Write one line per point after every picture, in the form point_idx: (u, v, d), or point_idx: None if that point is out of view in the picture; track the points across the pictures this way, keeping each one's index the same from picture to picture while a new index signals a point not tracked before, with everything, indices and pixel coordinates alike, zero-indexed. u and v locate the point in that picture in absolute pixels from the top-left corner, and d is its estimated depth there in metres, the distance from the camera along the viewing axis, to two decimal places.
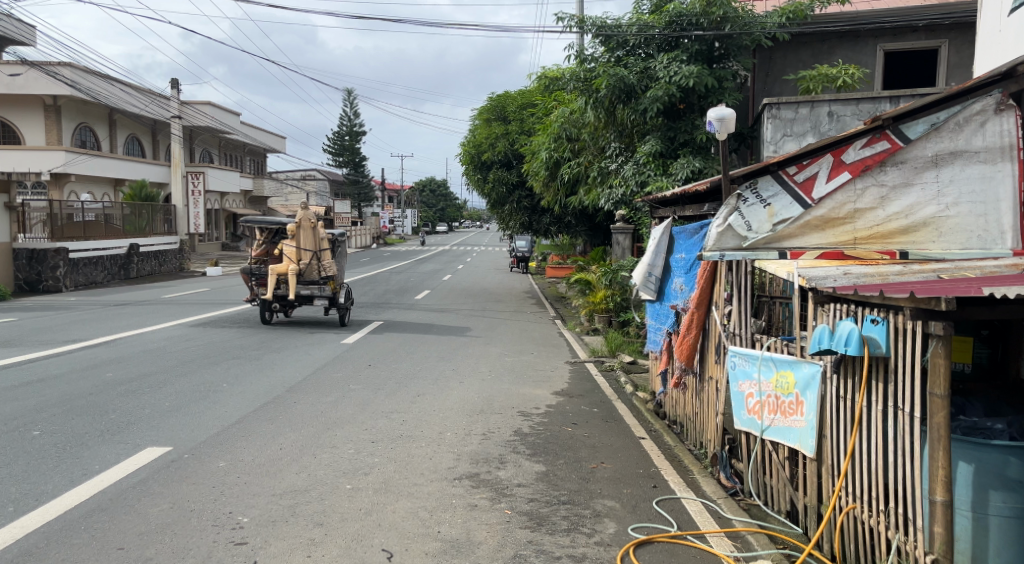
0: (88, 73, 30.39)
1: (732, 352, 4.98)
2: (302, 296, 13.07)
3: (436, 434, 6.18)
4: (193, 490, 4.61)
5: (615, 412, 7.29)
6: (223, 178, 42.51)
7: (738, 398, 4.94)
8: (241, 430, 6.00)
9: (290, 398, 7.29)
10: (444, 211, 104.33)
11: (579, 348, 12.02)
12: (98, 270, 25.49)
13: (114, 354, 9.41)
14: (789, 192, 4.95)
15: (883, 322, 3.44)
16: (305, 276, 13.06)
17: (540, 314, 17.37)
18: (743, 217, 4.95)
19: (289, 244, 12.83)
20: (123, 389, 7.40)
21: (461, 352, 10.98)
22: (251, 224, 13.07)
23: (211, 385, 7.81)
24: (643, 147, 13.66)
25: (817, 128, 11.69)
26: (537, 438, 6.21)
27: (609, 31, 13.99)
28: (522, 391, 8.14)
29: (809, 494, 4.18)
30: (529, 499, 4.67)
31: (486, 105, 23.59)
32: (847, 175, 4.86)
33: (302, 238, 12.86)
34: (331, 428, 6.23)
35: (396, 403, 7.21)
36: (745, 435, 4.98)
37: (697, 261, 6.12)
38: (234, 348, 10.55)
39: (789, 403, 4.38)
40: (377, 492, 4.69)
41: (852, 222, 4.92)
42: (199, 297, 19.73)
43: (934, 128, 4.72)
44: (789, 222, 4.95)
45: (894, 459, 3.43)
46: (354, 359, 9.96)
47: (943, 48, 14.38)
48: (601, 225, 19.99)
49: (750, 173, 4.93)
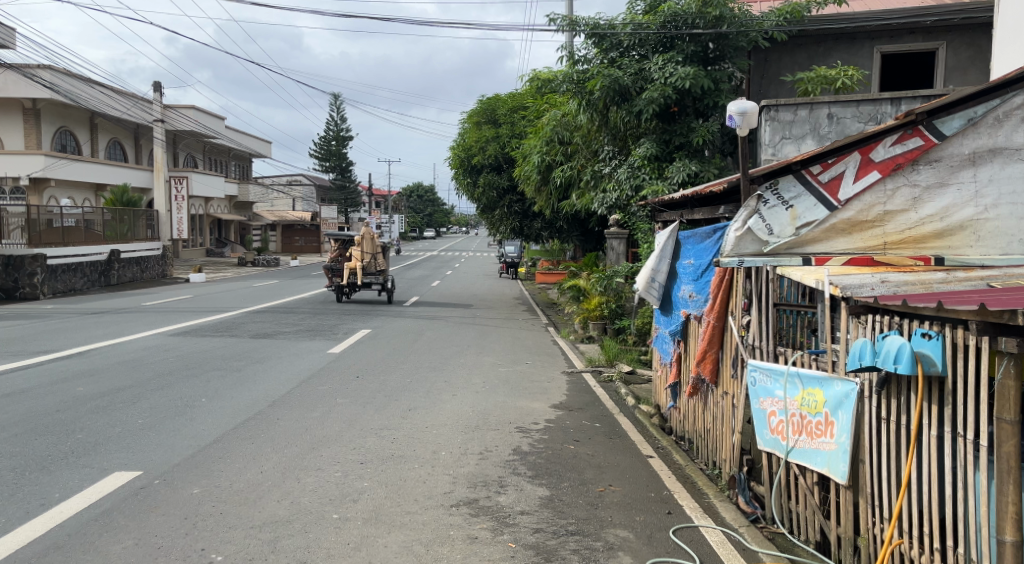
0: (68, 76, 29.71)
1: (753, 367, 4.59)
2: (364, 284, 19.05)
3: (429, 453, 5.74)
4: (163, 521, 4.14)
5: (618, 427, 6.88)
6: (208, 184, 41.81)
7: (759, 416, 4.56)
8: (218, 451, 5.53)
9: (273, 414, 6.82)
10: (431, 216, 103.84)
11: (575, 358, 11.61)
12: (78, 277, 24.78)
13: (86, 366, 8.87)
14: (814, 193, 4.60)
15: (937, 337, 3.09)
16: (367, 269, 19.16)
17: (532, 321, 16.93)
18: (763, 220, 4.62)
19: (356, 248, 18.88)
20: (93, 405, 6.89)
21: (452, 361, 10.53)
22: (332, 235, 19.23)
23: (189, 400, 7.31)
24: (637, 149, 13.31)
25: (817, 130, 11.32)
26: (538, 457, 5.78)
27: (603, 32, 13.67)
28: (519, 404, 7.70)
29: (845, 525, 3.80)
30: (534, 529, 4.25)
31: (476, 108, 23.15)
32: (876, 175, 4.53)
33: (365, 244, 18.99)
34: (317, 447, 5.78)
35: (386, 419, 6.78)
36: (767, 457, 4.59)
37: (709, 268, 5.76)
38: (216, 358, 10.03)
39: (816, 424, 4.02)
40: (367, 523, 4.25)
41: (882, 225, 4.58)
42: (183, 304, 19.19)
43: (971, 123, 4.39)
44: (814, 226, 4.61)
45: (952, 492, 3.06)
46: (340, 370, 9.47)
47: (942, 50, 14.16)
48: (594, 230, 19.65)
49: (771, 173, 4.58)
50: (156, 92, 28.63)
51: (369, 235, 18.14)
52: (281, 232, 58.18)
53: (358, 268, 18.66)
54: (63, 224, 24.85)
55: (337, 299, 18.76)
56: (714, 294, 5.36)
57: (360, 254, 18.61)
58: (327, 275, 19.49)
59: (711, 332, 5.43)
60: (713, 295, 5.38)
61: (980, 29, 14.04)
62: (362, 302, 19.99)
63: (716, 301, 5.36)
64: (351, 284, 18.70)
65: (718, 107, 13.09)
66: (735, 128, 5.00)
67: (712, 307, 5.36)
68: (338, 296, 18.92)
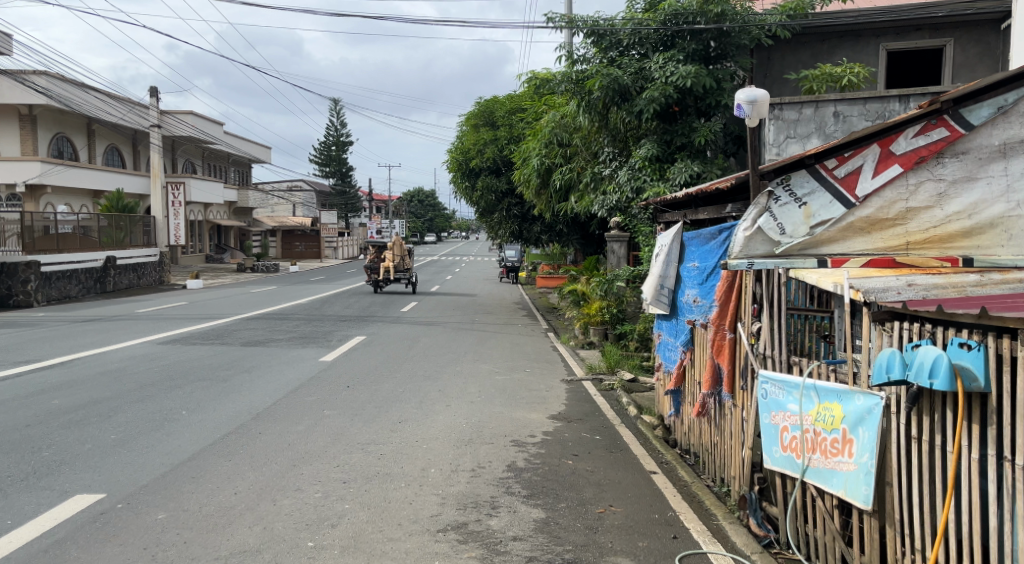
0: (64, 81, 29.40)
1: (764, 378, 4.23)
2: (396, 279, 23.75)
3: (417, 471, 5.38)
4: (119, 553, 3.77)
5: (620, 440, 6.51)
6: (207, 190, 41.49)
7: (769, 431, 4.20)
8: (192, 471, 5.17)
9: (256, 428, 6.46)
10: (432, 220, 103.54)
11: (576, 365, 11.22)
12: (73, 284, 24.46)
13: (67, 378, 8.51)
14: (829, 189, 4.25)
15: (978, 348, 2.77)
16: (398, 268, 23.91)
17: (531, 326, 16.54)
18: (775, 218, 4.27)
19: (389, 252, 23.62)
20: (66, 419, 6.53)
21: (448, 369, 10.17)
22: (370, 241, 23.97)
23: (169, 413, 6.95)
24: (638, 150, 12.98)
25: (822, 128, 10.96)
26: (534, 474, 5.42)
27: (602, 31, 13.28)
28: (515, 415, 7.34)
29: (870, 554, 3.44)
30: (526, 557, 3.89)
31: (474, 110, 22.86)
32: (897, 169, 4.18)
33: (396, 249, 23.73)
34: (298, 465, 5.41)
35: (375, 432, 6.43)
36: (779, 476, 4.23)
37: (715, 272, 5.42)
38: (203, 368, 9.67)
39: (832, 441, 3.68)
40: (344, 552, 3.89)
41: (904, 223, 4.23)
42: (177, 311, 18.81)
43: (1001, 111, 4.04)
44: (830, 224, 4.26)
45: (997, 522, 2.71)
46: (331, 380, 9.10)
47: (949, 47, 13.82)
48: (595, 234, 19.22)
49: (782, 168, 4.22)
50: (153, 98, 28.36)
51: (399, 241, 22.96)
52: (281, 238, 57.97)
53: (391, 267, 23.39)
54: (58, 231, 24.50)
55: (374, 291, 23.65)
56: (722, 302, 5.01)
57: (392, 257, 23.48)
58: (366, 273, 24.16)
59: (722, 341, 5.05)
60: (722, 303, 5.03)
61: (988, 26, 13.72)
62: (368, 303, 20.80)
63: (725, 309, 5.00)
64: (385, 280, 23.44)
65: (721, 106, 12.71)
66: (744, 121, 4.63)
67: (721, 315, 5.01)
68: (375, 289, 23.63)
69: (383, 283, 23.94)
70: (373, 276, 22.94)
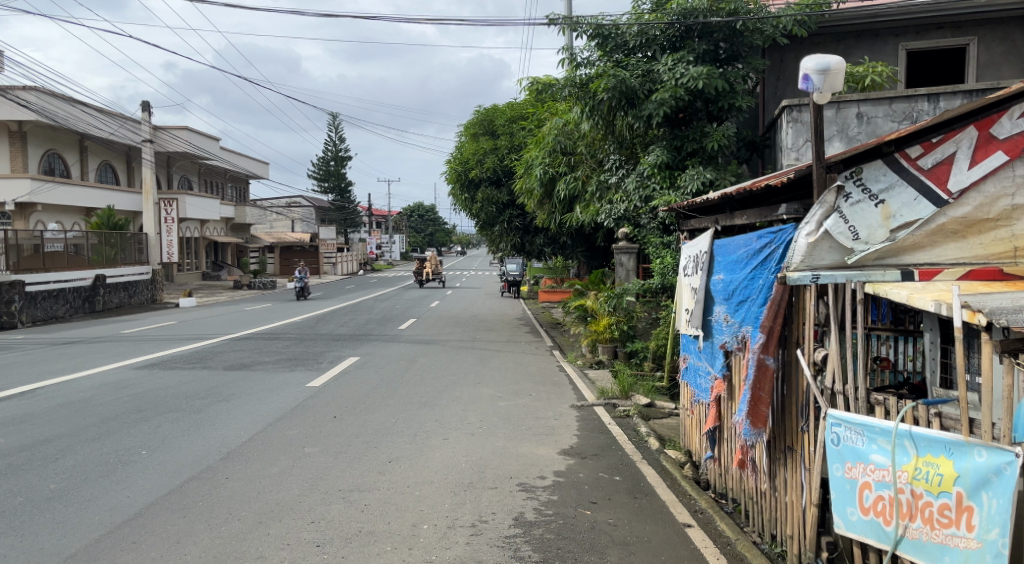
0: (52, 96, 28.62)
1: (834, 419, 3.36)
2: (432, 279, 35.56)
3: (407, 528, 4.50)
4: None
5: (643, 483, 5.61)
6: (203, 206, 40.52)
7: (842, 488, 3.34)
8: (134, 534, 4.30)
9: (224, 472, 5.61)
10: (432, 236, 102.26)
11: (586, 387, 10.35)
12: (60, 304, 23.52)
13: (22, 411, 7.65)
14: (914, 183, 3.48)
15: None
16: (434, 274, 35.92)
17: (536, 344, 15.69)
18: (845, 220, 3.56)
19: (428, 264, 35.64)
20: (3, 464, 5.66)
21: (447, 395, 9.28)
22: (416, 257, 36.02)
23: (125, 454, 6.06)
24: (647, 156, 12.19)
25: (845, 131, 10.21)
26: (546, 530, 4.55)
27: (606, 32, 12.48)
28: (521, 451, 6.46)
29: None
30: None
31: (473, 120, 22.23)
32: (1001, 156, 3.37)
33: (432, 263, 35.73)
34: (265, 521, 4.55)
35: (360, 476, 5.57)
36: (856, 545, 3.36)
37: (750, 286, 4.53)
38: (176, 396, 8.79)
39: (940, 510, 2.87)
40: None
41: (1009, 225, 3.46)
42: (163, 331, 17.89)
43: None
44: (916, 227, 3.48)
45: None
46: (316, 409, 8.21)
47: (972, 46, 13.05)
48: (601, 245, 18.18)
49: (853, 156, 3.48)
50: (144, 112, 27.68)
51: (435, 256, 34.69)
52: (279, 254, 57.07)
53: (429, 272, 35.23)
54: (46, 249, 23.78)
55: (418, 287, 35.10)
56: (766, 327, 4.09)
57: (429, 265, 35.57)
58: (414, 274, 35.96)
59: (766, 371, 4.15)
60: (761, 325, 4.14)
61: (1014, 23, 12.92)
62: (365, 321, 19.95)
63: (769, 337, 4.08)
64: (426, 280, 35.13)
65: (734, 110, 11.88)
66: (810, 96, 3.84)
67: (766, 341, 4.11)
68: (420, 284, 35.06)
69: (424, 282, 35.75)
70: (417, 277, 34.62)
